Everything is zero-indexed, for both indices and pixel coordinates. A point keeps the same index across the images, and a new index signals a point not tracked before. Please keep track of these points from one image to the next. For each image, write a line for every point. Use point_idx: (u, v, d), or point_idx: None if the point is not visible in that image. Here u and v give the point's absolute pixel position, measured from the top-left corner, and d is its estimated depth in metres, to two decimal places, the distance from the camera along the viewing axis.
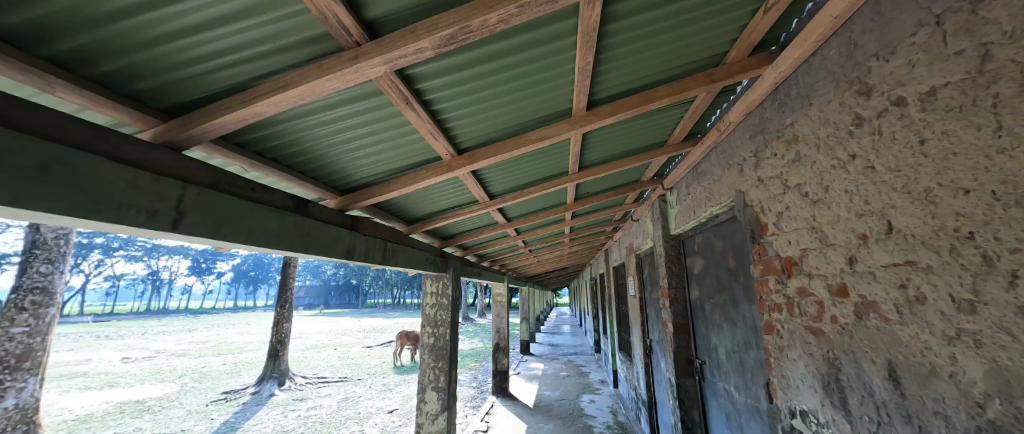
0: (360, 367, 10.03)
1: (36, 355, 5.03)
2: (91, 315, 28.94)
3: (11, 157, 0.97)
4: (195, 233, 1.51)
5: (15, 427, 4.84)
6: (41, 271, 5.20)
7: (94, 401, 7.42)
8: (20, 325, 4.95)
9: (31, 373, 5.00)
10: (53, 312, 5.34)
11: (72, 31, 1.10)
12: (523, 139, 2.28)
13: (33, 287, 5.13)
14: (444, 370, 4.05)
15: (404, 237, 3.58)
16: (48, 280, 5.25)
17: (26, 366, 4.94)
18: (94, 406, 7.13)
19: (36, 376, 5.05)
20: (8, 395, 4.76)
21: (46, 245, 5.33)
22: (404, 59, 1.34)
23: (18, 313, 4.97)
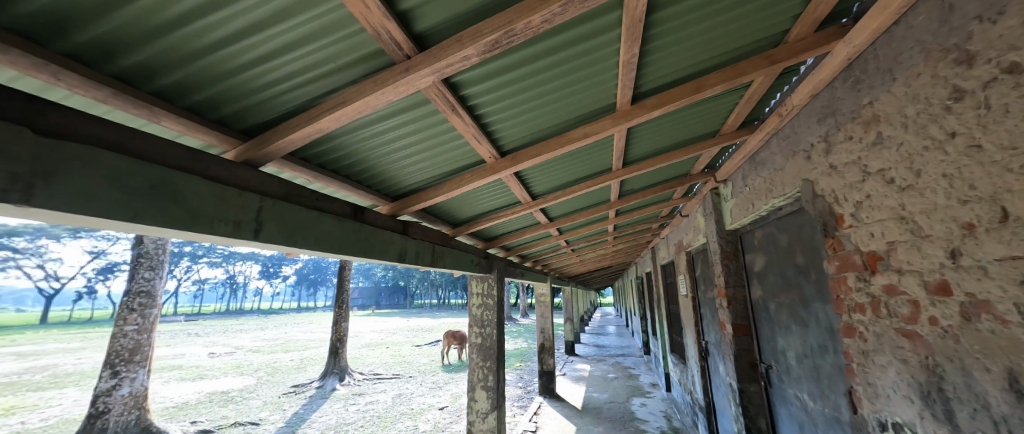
0: (411, 365, 10.46)
1: (144, 349, 5.76)
2: (183, 315, 32.92)
3: (131, 180, 1.15)
4: (272, 241, 1.67)
5: (131, 412, 5.54)
6: (146, 277, 6.00)
7: (188, 390, 8.44)
8: (132, 323, 5.73)
9: (142, 365, 5.73)
10: (157, 313, 6.12)
11: (173, 67, 1.26)
12: (566, 137, 2.25)
13: (140, 291, 5.92)
14: (493, 369, 4.10)
15: (450, 240, 3.69)
16: (150, 284, 6.03)
17: (137, 358, 5.67)
18: (188, 395, 8.09)
19: (145, 367, 5.78)
20: (123, 384, 5.50)
21: (149, 254, 6.13)
22: (450, 67, 1.38)
23: (130, 313, 5.77)
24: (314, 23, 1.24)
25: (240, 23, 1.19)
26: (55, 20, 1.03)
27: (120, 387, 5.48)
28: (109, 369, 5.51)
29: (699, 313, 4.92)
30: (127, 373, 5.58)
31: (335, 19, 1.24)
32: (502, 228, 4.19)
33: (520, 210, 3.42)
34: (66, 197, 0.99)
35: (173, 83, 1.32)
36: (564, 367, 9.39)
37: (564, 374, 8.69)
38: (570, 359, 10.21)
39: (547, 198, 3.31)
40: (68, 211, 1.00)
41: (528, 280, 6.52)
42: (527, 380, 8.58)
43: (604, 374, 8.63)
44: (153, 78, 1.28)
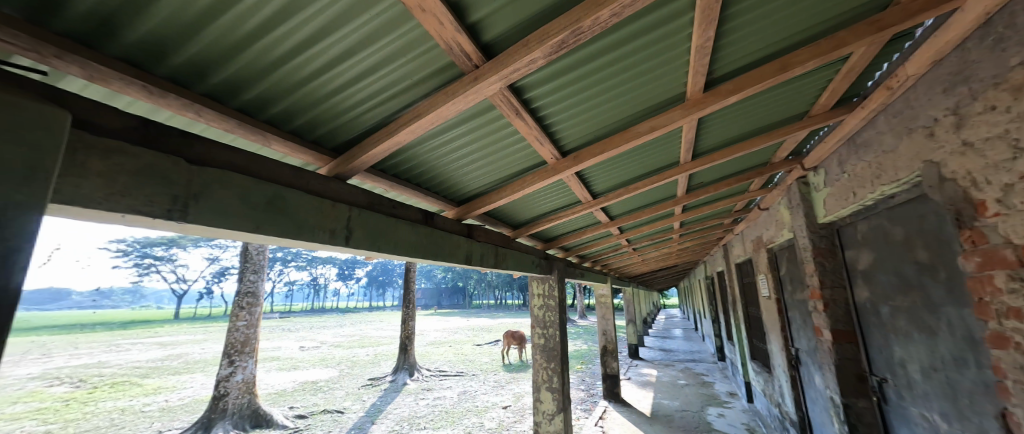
0: (474, 363, 10.73)
1: (253, 341, 6.57)
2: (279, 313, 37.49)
3: (253, 197, 1.36)
4: (360, 246, 1.85)
5: (244, 396, 6.35)
6: (251, 279, 6.87)
7: (285, 379, 9.59)
8: (242, 318, 6.60)
9: (251, 355, 6.55)
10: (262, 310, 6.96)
11: (280, 98, 1.44)
12: (631, 132, 2.15)
13: (247, 291, 6.80)
14: (557, 371, 4.05)
15: (512, 241, 3.73)
16: (255, 285, 6.90)
17: (247, 349, 6.49)
18: (285, 383, 9.18)
19: (254, 358, 6.58)
20: (237, 371, 6.34)
21: (253, 258, 7.02)
22: (516, 72, 1.40)
23: (240, 310, 6.65)
24: (394, 44, 1.32)
25: (333, 51, 1.31)
26: (197, 66, 1.23)
27: (235, 374, 6.25)
28: (227, 358, 6.41)
29: (786, 317, 4.41)
30: (240, 362, 6.40)
31: (412, 39, 1.31)
32: (561, 229, 4.14)
33: (581, 209, 3.34)
34: (210, 214, 1.21)
35: (280, 112, 1.51)
36: (629, 371, 9.00)
37: (629, 379, 8.32)
38: (635, 363, 9.75)
39: (610, 196, 3.19)
40: (212, 225, 1.23)
41: (588, 281, 6.35)
42: (591, 383, 8.33)
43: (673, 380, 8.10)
44: (264, 107, 1.47)
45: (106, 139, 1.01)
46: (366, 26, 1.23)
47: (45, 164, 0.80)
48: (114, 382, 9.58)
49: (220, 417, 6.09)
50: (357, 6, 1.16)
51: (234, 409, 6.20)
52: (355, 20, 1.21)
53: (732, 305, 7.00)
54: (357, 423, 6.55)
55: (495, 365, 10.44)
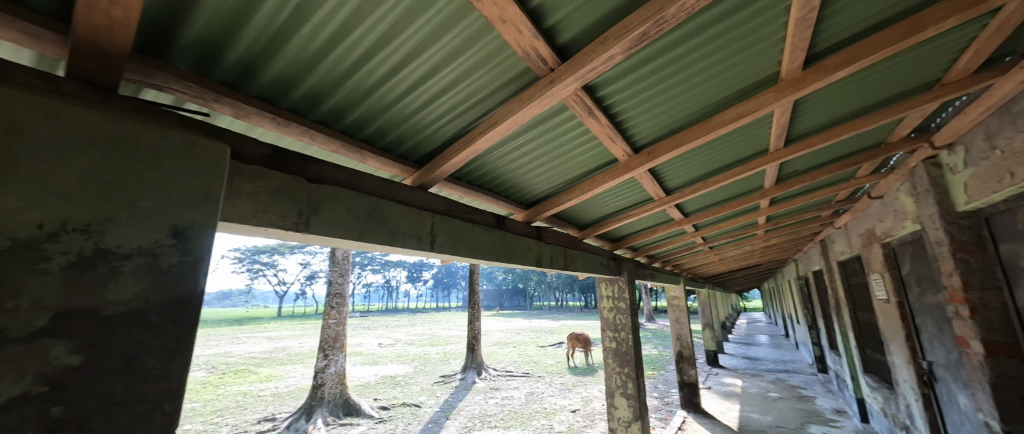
0: (539, 364, 10.22)
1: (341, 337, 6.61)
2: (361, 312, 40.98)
3: (358, 207, 1.54)
4: (443, 251, 1.97)
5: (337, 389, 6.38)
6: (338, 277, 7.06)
7: (369, 374, 10.23)
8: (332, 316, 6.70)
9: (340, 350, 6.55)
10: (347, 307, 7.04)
11: (373, 120, 1.54)
12: (713, 121, 1.95)
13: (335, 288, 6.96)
14: (632, 377, 3.84)
15: (579, 242, 3.62)
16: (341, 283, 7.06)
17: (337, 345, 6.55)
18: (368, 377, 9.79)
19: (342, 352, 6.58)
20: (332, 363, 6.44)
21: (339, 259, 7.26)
22: (593, 71, 1.32)
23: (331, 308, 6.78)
24: (473, 58, 1.29)
25: (421, 72, 1.33)
26: (310, 99, 1.36)
27: (329, 366, 6.30)
28: (323, 351, 6.58)
29: (913, 324, 3.70)
30: (333, 355, 6.45)
31: (491, 50, 1.27)
32: (630, 228, 3.91)
33: (653, 207, 3.12)
34: (326, 225, 1.39)
35: (372, 132, 1.63)
36: (708, 381, 8.16)
37: (709, 390, 7.52)
38: (714, 372, 8.83)
39: (686, 191, 2.92)
40: (327, 235, 1.41)
41: (660, 283, 5.91)
42: (665, 391, 7.59)
43: (763, 393, 7.20)
44: (360, 128, 1.59)
45: (250, 165, 1.21)
46: (450, 44, 1.22)
47: (214, 188, 0.96)
48: (237, 370, 11.29)
49: (319, 404, 6.25)
50: (443, 25, 1.15)
51: (330, 398, 6.31)
52: (439, 41, 1.20)
53: (835, 310, 6.06)
54: (433, 418, 6.43)
55: (559, 368, 9.71)
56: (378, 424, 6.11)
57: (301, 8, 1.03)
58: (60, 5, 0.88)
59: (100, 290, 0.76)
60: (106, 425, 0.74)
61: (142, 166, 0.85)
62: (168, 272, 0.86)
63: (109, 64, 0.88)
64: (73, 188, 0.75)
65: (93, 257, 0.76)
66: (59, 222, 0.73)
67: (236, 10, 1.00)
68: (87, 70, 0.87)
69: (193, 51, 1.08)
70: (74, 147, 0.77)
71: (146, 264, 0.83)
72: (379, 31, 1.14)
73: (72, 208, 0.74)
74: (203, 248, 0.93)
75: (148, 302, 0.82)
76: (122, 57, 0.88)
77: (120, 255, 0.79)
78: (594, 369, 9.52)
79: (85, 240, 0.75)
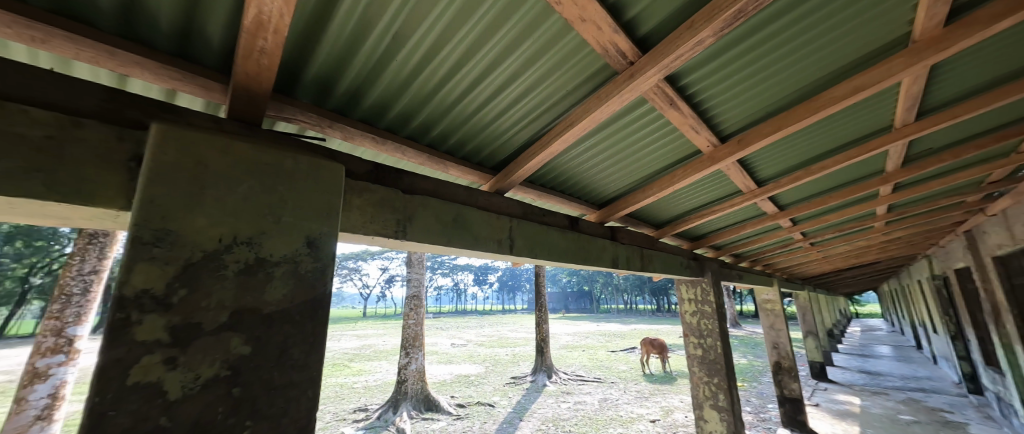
0: (610, 370, 9.13)
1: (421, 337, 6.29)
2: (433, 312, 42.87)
3: (444, 214, 1.63)
4: (522, 254, 2.00)
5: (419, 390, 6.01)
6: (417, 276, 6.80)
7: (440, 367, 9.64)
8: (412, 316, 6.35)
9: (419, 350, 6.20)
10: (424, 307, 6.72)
11: (455, 131, 1.62)
12: (822, 98, 1.52)
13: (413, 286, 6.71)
14: (723, 387, 3.46)
15: (656, 241, 3.37)
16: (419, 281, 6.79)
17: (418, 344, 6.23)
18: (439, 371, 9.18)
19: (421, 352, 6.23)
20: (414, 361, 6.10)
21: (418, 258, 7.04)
22: (680, 59, 1.19)
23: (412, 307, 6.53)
24: (550, 61, 1.27)
25: (499, 82, 1.35)
26: (403, 116, 1.47)
27: (412, 363, 6.03)
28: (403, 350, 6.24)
29: None
30: (414, 352, 6.13)
31: (569, 50, 1.23)
32: (712, 226, 3.47)
33: (741, 202, 2.61)
34: (419, 232, 1.50)
35: (453, 143, 1.72)
36: (814, 396, 6.69)
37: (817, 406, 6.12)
38: (822, 387, 7.28)
39: (784, 184, 2.36)
40: (420, 241, 1.52)
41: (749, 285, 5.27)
42: (760, 406, 6.15)
43: (892, 415, 5.69)
44: (443, 141, 1.70)
45: (358, 181, 1.36)
46: (528, 49, 1.22)
47: (335, 202, 1.10)
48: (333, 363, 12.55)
49: (403, 399, 5.90)
50: (523, 33, 1.15)
51: (414, 393, 5.93)
52: (517, 49, 1.21)
53: (991, 319, 4.89)
54: (506, 418, 5.75)
55: (633, 374, 8.62)
56: (456, 421, 5.68)
57: (398, 35, 1.10)
58: (221, 60, 1.07)
59: (259, 292, 0.92)
60: (270, 405, 0.88)
61: (283, 186, 1.01)
62: (307, 275, 1.00)
63: (256, 104, 1.06)
64: (239, 207, 0.92)
65: (254, 265, 0.92)
66: (231, 236, 0.90)
67: (345, 45, 1.11)
68: (241, 110, 1.06)
69: (313, 85, 1.24)
70: (238, 175, 0.94)
71: (290, 269, 0.97)
72: (463, 47, 1.18)
73: (240, 225, 0.92)
74: (329, 255, 1.06)
75: (293, 303, 0.96)
76: (266, 97, 1.05)
77: (272, 262, 0.95)
78: (673, 377, 8.27)
79: (248, 250, 0.92)
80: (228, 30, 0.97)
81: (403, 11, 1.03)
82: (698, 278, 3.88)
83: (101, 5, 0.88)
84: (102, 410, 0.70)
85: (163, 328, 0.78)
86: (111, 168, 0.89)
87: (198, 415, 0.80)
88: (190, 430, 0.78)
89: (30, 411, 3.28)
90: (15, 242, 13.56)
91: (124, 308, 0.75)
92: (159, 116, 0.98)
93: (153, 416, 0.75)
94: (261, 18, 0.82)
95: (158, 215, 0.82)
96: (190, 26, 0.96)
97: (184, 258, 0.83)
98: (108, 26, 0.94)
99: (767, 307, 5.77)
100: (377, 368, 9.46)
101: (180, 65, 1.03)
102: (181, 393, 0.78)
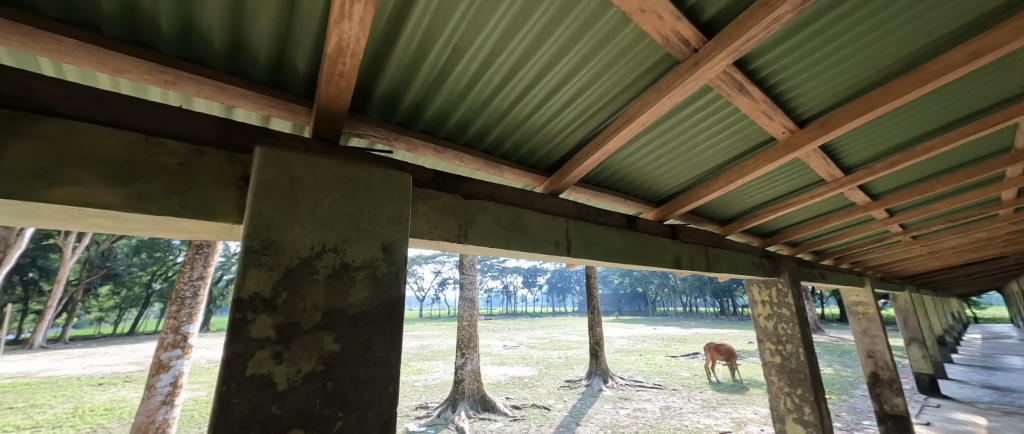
0: (672, 376, 8.61)
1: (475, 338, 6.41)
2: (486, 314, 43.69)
3: (502, 217, 1.66)
4: (580, 256, 1.97)
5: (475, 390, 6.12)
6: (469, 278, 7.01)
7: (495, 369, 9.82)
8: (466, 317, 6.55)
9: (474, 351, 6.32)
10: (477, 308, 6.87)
11: (510, 134, 1.64)
12: (929, 68, 1.30)
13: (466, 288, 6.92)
14: (809, 400, 3.10)
15: (722, 239, 3.14)
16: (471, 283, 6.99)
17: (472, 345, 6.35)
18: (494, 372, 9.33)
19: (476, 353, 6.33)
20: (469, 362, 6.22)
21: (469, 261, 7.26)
22: (752, 40, 1.10)
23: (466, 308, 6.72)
24: (607, 57, 1.25)
25: (554, 82, 1.35)
26: (462, 124, 1.53)
27: (467, 363, 6.17)
28: (459, 350, 6.39)
29: None
30: (470, 353, 6.26)
31: (627, 43, 1.20)
32: (786, 220, 3.15)
33: (824, 192, 2.34)
34: (480, 236, 1.54)
35: (508, 147, 1.75)
36: (922, 413, 5.54)
37: (926, 423, 5.05)
38: (933, 403, 6.04)
39: (879, 170, 2.07)
40: (481, 244, 1.55)
41: (834, 285, 4.70)
42: (852, 422, 5.22)
43: None
44: (498, 146, 1.73)
45: (423, 189, 1.44)
46: (584, 47, 1.20)
47: (405, 209, 1.17)
48: None
49: (461, 398, 6.04)
50: (578, 32, 1.14)
51: (470, 393, 6.07)
52: (573, 48, 1.20)
53: None
54: (563, 422, 5.66)
55: (698, 382, 8.05)
56: (513, 422, 5.70)
57: (458, 46, 1.15)
58: (306, 86, 1.19)
59: (345, 294, 1.00)
60: (357, 398, 0.96)
61: (361, 197, 1.10)
62: (384, 279, 1.07)
63: (335, 122, 1.16)
64: (326, 217, 1.02)
65: (339, 269, 1.01)
66: (321, 244, 1.00)
67: (410, 60, 1.17)
68: (323, 129, 1.18)
69: (382, 102, 1.33)
70: (323, 188, 1.05)
71: (370, 273, 1.05)
72: (520, 51, 1.20)
73: (327, 234, 1.02)
74: (402, 259, 1.13)
75: (373, 304, 1.04)
76: (344, 115, 1.15)
77: (354, 266, 1.03)
78: (744, 386, 7.61)
79: (334, 257, 1.01)
80: (311, 60, 1.08)
81: (463, 22, 1.07)
82: (772, 279, 3.54)
83: (214, 48, 1.03)
84: (228, 398, 0.82)
85: (271, 326, 0.89)
86: (225, 187, 1.03)
87: (301, 405, 0.89)
88: (295, 417, 0.88)
89: (156, 396, 3.85)
90: (141, 253, 16.19)
91: (241, 309, 0.87)
92: (259, 140, 1.12)
93: (265, 404, 0.85)
94: (340, 45, 0.90)
95: (264, 226, 0.93)
96: (281, 59, 1.08)
97: (285, 265, 0.94)
98: (219, 65, 1.10)
99: (858, 310, 5.12)
100: (435, 367, 9.83)
101: (274, 94, 1.18)
102: (287, 384, 0.88)
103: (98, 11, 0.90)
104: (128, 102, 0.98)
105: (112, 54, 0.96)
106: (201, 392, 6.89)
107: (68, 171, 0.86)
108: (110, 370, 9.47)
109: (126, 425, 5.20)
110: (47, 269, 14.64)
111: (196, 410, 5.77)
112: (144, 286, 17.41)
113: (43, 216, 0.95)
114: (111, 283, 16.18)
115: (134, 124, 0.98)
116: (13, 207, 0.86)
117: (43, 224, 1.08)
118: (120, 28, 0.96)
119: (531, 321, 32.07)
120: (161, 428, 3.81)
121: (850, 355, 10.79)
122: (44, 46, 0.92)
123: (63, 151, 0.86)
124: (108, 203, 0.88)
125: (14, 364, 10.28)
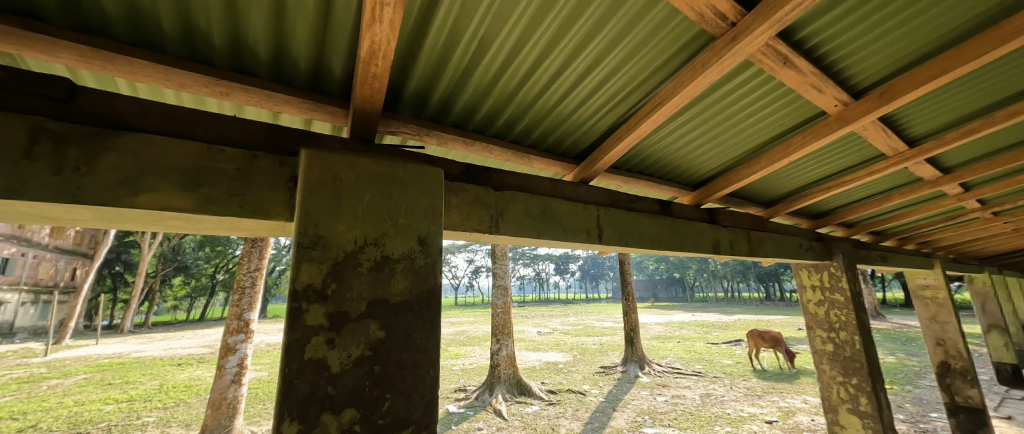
0: (712, 364, 8.31)
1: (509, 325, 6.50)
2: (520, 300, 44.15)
3: (532, 204, 1.68)
4: (612, 242, 1.95)
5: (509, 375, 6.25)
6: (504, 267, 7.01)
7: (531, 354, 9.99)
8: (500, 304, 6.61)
9: (508, 337, 6.41)
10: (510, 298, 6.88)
11: (540, 123, 1.63)
12: (1010, 25, 1.13)
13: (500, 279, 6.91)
14: (865, 389, 2.91)
15: (766, 222, 2.97)
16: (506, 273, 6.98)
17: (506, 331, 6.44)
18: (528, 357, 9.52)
19: (509, 340, 6.39)
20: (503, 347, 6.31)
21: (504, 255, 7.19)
22: (797, 9, 1.01)
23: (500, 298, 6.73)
24: (635, 39, 1.21)
25: (582, 69, 1.33)
26: (491, 114, 1.53)
27: (501, 349, 6.26)
28: (494, 335, 6.48)
29: None
30: (504, 338, 6.39)
31: (658, 22, 1.15)
32: (842, 199, 2.90)
33: (884, 168, 2.14)
34: (510, 225, 1.57)
35: (535, 137, 1.75)
36: (1002, 406, 5.02)
37: (1006, 417, 4.58)
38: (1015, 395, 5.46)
39: (951, 141, 1.85)
40: (512, 235, 1.58)
41: (895, 269, 4.32)
42: (917, 414, 4.82)
43: None
44: (526, 136, 1.74)
45: (454, 183, 1.47)
46: (611, 32, 1.17)
47: (438, 203, 1.22)
48: None
49: (497, 382, 6.17)
50: (604, 16, 1.11)
51: (506, 377, 6.19)
52: (600, 33, 1.17)
53: None
54: (598, 407, 5.69)
55: (741, 369, 7.74)
56: (548, 406, 5.80)
57: (483, 39, 1.15)
58: (343, 89, 1.25)
59: (387, 284, 1.07)
60: (402, 381, 1.03)
61: (397, 192, 1.15)
62: (421, 269, 1.13)
63: (370, 121, 1.22)
64: (365, 214, 1.09)
65: (380, 261, 1.08)
66: (363, 239, 1.07)
67: (438, 56, 1.19)
68: (359, 129, 1.24)
69: (412, 99, 1.38)
70: (361, 186, 1.11)
71: (407, 265, 1.11)
72: (544, 42, 1.19)
73: (367, 229, 1.08)
74: (437, 251, 1.18)
75: (412, 294, 1.10)
76: (378, 114, 1.19)
77: (394, 259, 1.10)
78: (793, 375, 7.21)
79: (374, 251, 1.07)
80: (345, 63, 1.13)
81: (488, 16, 1.07)
82: (823, 263, 3.31)
83: (261, 58, 1.11)
84: (290, 379, 0.91)
85: (323, 315, 0.98)
86: (278, 188, 1.12)
87: (352, 386, 0.97)
88: (348, 397, 0.96)
89: (227, 375, 4.28)
90: (206, 247, 17.70)
91: (297, 299, 0.96)
92: (303, 143, 1.20)
93: (322, 385, 0.94)
94: (373, 48, 0.93)
95: (313, 224, 1.01)
96: (318, 64, 1.14)
97: (332, 258, 1.02)
98: (265, 74, 1.18)
99: (926, 295, 4.68)
100: (471, 352, 10.11)
101: (314, 98, 1.25)
102: (339, 368, 0.97)
103: (161, 32, 1.00)
104: (190, 114, 1.08)
105: (175, 71, 1.07)
106: (263, 372, 7.56)
107: (146, 180, 0.97)
108: (187, 352, 10.56)
109: (202, 401, 5.83)
110: (130, 264, 16.50)
111: (260, 388, 6.33)
112: (210, 278, 19.12)
113: (130, 220, 1.08)
114: (183, 274, 17.95)
115: (196, 135, 1.07)
116: (104, 212, 0.99)
117: (130, 227, 1.23)
118: (181, 47, 1.05)
119: (565, 307, 32.07)
120: (232, 404, 4.25)
121: (915, 343, 9.92)
122: (121, 68, 1.04)
123: (141, 162, 0.98)
124: (180, 207, 0.99)
125: (108, 346, 11.68)
